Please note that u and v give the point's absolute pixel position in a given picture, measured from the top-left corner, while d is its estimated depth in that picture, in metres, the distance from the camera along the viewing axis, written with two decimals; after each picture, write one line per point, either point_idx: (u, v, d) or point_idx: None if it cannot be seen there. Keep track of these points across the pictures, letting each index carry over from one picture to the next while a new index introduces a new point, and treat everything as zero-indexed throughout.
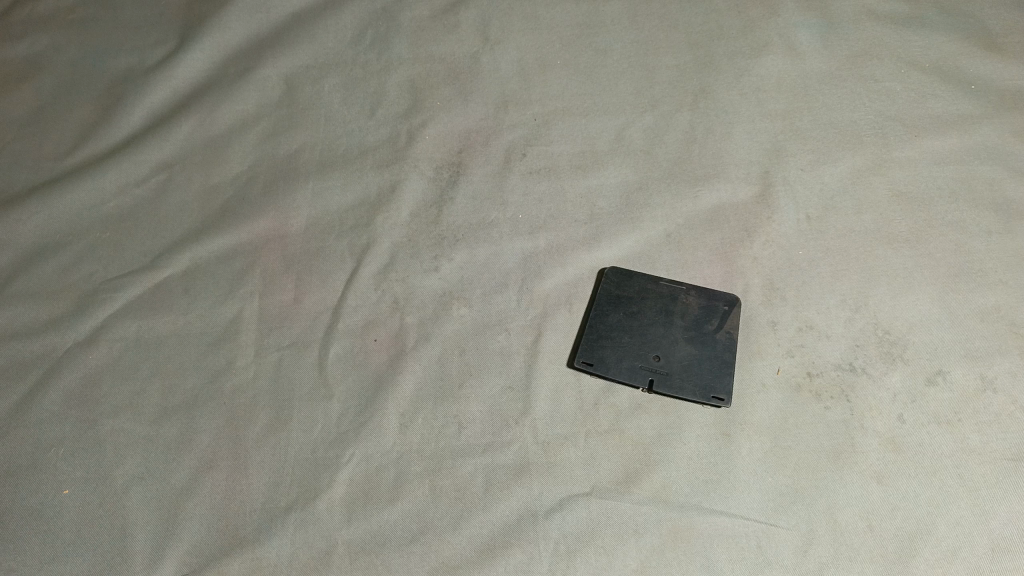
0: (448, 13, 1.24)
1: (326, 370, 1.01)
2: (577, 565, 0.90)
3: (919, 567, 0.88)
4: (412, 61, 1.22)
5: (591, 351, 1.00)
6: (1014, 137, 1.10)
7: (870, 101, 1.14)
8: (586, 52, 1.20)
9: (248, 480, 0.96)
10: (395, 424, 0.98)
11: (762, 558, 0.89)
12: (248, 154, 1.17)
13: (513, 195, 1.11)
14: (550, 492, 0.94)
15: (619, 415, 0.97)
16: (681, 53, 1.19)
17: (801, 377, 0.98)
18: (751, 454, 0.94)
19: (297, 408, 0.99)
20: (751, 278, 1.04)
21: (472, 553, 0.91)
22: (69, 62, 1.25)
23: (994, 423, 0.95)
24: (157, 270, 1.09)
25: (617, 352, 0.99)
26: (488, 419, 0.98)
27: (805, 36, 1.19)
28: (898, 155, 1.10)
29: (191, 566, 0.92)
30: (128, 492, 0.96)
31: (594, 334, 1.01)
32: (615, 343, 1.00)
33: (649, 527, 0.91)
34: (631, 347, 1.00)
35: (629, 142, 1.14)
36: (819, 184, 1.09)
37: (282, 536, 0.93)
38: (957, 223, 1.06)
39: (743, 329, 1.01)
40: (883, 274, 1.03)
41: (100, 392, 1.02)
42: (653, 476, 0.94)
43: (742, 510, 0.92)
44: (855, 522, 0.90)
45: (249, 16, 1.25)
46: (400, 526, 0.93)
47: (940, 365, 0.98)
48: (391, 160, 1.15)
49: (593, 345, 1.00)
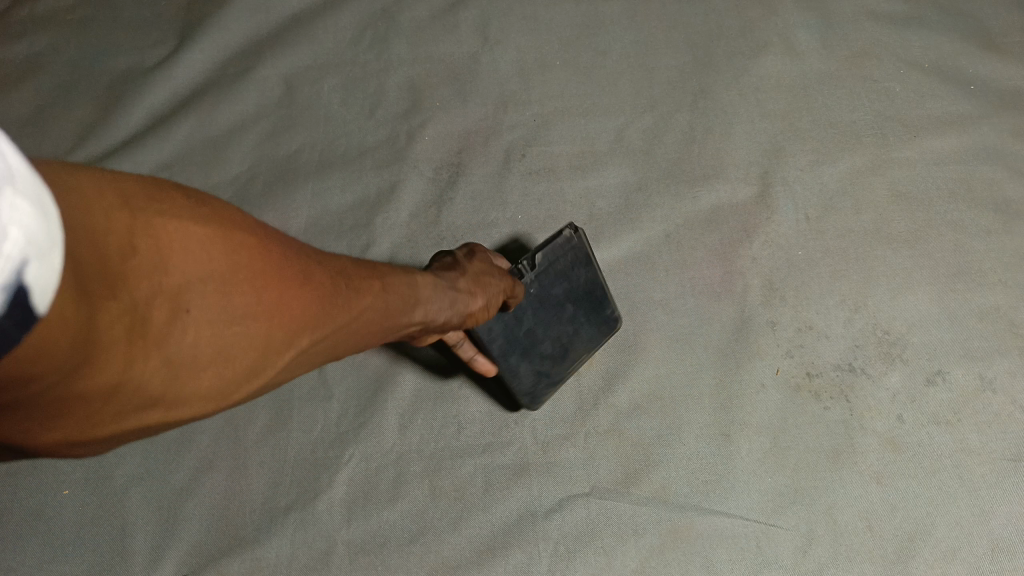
0: (448, 13, 1.24)
1: (326, 370, 1.01)
2: (576, 565, 0.91)
3: (920, 566, 0.89)
4: (412, 62, 1.21)
5: (524, 372, 0.92)
6: (1014, 137, 1.10)
7: (869, 101, 1.14)
8: (586, 52, 1.20)
9: (248, 481, 0.97)
10: (395, 424, 0.98)
11: (761, 558, 0.90)
12: (248, 155, 1.17)
13: (512, 195, 1.11)
14: (550, 493, 0.94)
15: (619, 415, 0.97)
16: (681, 53, 1.19)
17: (801, 377, 0.98)
18: (751, 455, 0.94)
19: (297, 409, 1.00)
20: (751, 278, 1.04)
21: (472, 553, 0.92)
22: (68, 61, 1.25)
23: (993, 423, 0.95)
24: None
25: (564, 358, 0.95)
26: (488, 419, 0.98)
27: (804, 36, 1.19)
28: (897, 155, 1.10)
29: (192, 566, 0.93)
30: (128, 493, 0.97)
31: (504, 327, 0.89)
32: (549, 348, 0.93)
33: (649, 527, 0.92)
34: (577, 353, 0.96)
35: (628, 142, 1.14)
36: (819, 184, 1.09)
37: (282, 536, 0.94)
38: (956, 223, 1.06)
39: (743, 329, 1.01)
40: (883, 274, 1.03)
41: None
42: (653, 476, 0.94)
43: (742, 511, 0.92)
44: (854, 522, 0.91)
45: (249, 15, 1.25)
46: (399, 527, 0.94)
47: (940, 366, 0.98)
48: (390, 160, 1.15)
49: (520, 366, 0.92)
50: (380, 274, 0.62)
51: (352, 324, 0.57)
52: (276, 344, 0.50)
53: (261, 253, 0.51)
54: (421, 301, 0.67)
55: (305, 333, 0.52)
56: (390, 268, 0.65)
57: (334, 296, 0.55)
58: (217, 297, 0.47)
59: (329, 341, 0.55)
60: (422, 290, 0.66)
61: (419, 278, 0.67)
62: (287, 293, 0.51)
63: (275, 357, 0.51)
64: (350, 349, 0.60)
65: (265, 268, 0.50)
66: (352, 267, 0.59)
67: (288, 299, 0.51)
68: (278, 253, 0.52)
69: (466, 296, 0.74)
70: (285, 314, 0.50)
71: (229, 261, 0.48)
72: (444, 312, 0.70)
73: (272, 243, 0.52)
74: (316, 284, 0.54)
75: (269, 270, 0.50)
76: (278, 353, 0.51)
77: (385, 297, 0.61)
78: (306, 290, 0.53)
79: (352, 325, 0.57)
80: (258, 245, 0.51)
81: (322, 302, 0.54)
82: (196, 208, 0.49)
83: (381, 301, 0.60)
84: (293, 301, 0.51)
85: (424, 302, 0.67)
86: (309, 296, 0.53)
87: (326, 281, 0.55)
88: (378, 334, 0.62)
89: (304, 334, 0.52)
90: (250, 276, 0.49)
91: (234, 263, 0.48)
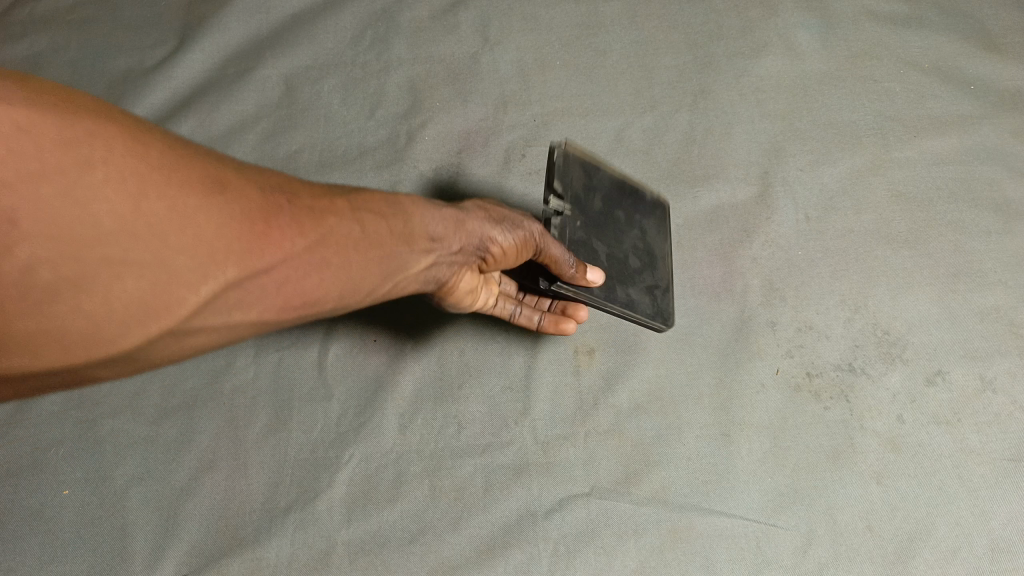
0: (448, 13, 1.24)
1: (326, 370, 1.02)
2: (576, 565, 0.91)
3: (920, 567, 0.88)
4: (412, 62, 1.21)
5: (636, 293, 0.92)
6: (1014, 137, 1.10)
7: (869, 101, 1.14)
8: (586, 52, 1.20)
9: (248, 480, 0.97)
10: (395, 424, 0.99)
11: (762, 558, 0.90)
12: (248, 155, 1.17)
13: (512, 195, 1.11)
14: (549, 492, 0.94)
15: (619, 415, 0.97)
16: (681, 53, 1.19)
17: (801, 377, 0.98)
18: (751, 454, 0.94)
19: (297, 409, 1.00)
20: (750, 278, 1.04)
21: (472, 553, 0.92)
22: (68, 62, 1.25)
23: (993, 423, 0.94)
24: None
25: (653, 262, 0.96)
26: (488, 419, 0.98)
27: (804, 36, 1.19)
28: (897, 155, 1.10)
29: (191, 566, 0.93)
30: (128, 493, 0.98)
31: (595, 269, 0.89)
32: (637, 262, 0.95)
33: (648, 527, 0.92)
34: (658, 250, 0.98)
35: (628, 142, 1.14)
36: (819, 185, 1.09)
37: (282, 536, 0.94)
38: (956, 222, 1.06)
39: (743, 330, 1.01)
40: (883, 274, 1.03)
41: (100, 393, 1.03)
42: (652, 476, 0.94)
43: (742, 510, 0.92)
44: (854, 522, 0.91)
45: (250, 16, 1.26)
46: (399, 526, 0.94)
47: (940, 366, 0.98)
48: (390, 160, 1.15)
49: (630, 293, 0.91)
50: (325, 199, 0.61)
51: (285, 251, 0.55)
52: (162, 265, 0.48)
53: (136, 159, 0.49)
54: (400, 230, 0.66)
55: (202, 253, 0.50)
56: (359, 199, 0.65)
57: (246, 218, 0.53)
58: (63, 203, 0.45)
59: (263, 274, 0.53)
60: (381, 217, 0.65)
61: (401, 205, 0.68)
62: (169, 205, 0.49)
63: (181, 289, 0.49)
64: (311, 288, 0.58)
65: (144, 178, 0.49)
66: (293, 193, 0.59)
67: (186, 217, 0.50)
68: (162, 163, 0.51)
69: (467, 218, 0.76)
70: (166, 227, 0.48)
71: (98, 172, 0.47)
72: (424, 245, 0.69)
73: (163, 154, 0.51)
74: (231, 207, 0.53)
75: (161, 186, 0.49)
76: (185, 284, 0.49)
77: (341, 227, 0.60)
78: (200, 205, 0.51)
79: (295, 254, 0.55)
80: (138, 154, 0.50)
81: (238, 228, 0.52)
82: (67, 113, 0.49)
83: (334, 231, 0.59)
84: (176, 216, 0.49)
85: (412, 228, 0.68)
86: (216, 220, 0.51)
87: (252, 205, 0.54)
88: (355, 267, 0.61)
89: (219, 262, 0.51)
90: (116, 185, 0.47)
91: (90, 168, 0.47)
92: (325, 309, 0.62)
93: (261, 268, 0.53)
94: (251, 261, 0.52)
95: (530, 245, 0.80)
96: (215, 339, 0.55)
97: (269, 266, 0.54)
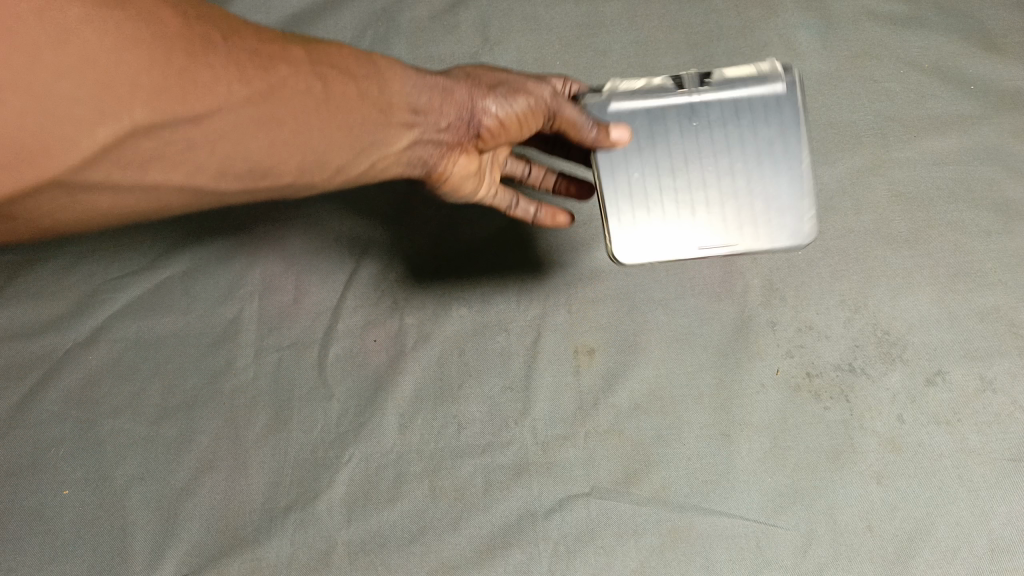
0: (448, 13, 1.24)
1: (326, 370, 1.02)
2: (576, 565, 0.91)
3: (919, 566, 0.89)
4: (412, 62, 1.22)
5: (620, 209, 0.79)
6: (1014, 137, 1.10)
7: (869, 101, 1.14)
8: (586, 52, 1.20)
9: (248, 480, 0.97)
10: (395, 424, 0.99)
11: (762, 558, 0.90)
12: None
13: None
14: (549, 493, 0.94)
15: (619, 415, 0.97)
16: (681, 53, 1.19)
17: (801, 377, 0.98)
18: (751, 454, 0.94)
19: (297, 409, 1.00)
20: (751, 278, 1.03)
21: (472, 553, 0.92)
22: None
23: (993, 423, 0.95)
24: (157, 270, 1.08)
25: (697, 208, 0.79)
26: (488, 419, 0.98)
27: (804, 36, 1.19)
28: (897, 155, 1.10)
29: (192, 566, 0.93)
30: (128, 493, 0.98)
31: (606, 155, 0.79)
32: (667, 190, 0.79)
33: (648, 527, 0.92)
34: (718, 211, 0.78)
35: None
36: (818, 185, 1.09)
37: (282, 536, 0.94)
38: (956, 222, 1.05)
39: (743, 330, 1.01)
40: (883, 274, 1.03)
41: (100, 392, 1.03)
42: (653, 476, 0.94)
43: (742, 511, 0.92)
44: (854, 522, 0.91)
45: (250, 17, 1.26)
46: (399, 526, 0.94)
47: (940, 366, 0.98)
48: None
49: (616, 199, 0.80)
50: (280, 53, 0.61)
51: (227, 102, 0.56)
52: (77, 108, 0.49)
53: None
54: (373, 96, 0.67)
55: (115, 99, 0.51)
56: (321, 54, 0.64)
57: (181, 64, 0.53)
58: None
59: (201, 123, 0.55)
60: (346, 77, 0.65)
61: (374, 70, 0.68)
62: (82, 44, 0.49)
63: (90, 137, 0.50)
64: (259, 149, 0.60)
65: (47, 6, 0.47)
66: (246, 44, 0.59)
67: (98, 59, 0.49)
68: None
69: (453, 87, 0.74)
70: (80, 68, 0.49)
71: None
72: (399, 118, 0.70)
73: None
74: (151, 46, 0.52)
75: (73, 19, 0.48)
76: (90, 129, 0.50)
77: (294, 80, 0.61)
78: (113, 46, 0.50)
79: (238, 107, 0.57)
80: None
81: (157, 66, 0.52)
82: None
83: (286, 85, 0.60)
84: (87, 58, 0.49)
85: (387, 99, 0.68)
86: (128, 56, 0.51)
87: (188, 51, 0.54)
88: (313, 129, 0.62)
89: (128, 100, 0.51)
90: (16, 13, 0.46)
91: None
92: (285, 177, 0.64)
93: (188, 115, 0.54)
94: (167, 106, 0.53)
95: (541, 116, 0.78)
96: (148, 194, 0.57)
97: (198, 114, 0.55)
